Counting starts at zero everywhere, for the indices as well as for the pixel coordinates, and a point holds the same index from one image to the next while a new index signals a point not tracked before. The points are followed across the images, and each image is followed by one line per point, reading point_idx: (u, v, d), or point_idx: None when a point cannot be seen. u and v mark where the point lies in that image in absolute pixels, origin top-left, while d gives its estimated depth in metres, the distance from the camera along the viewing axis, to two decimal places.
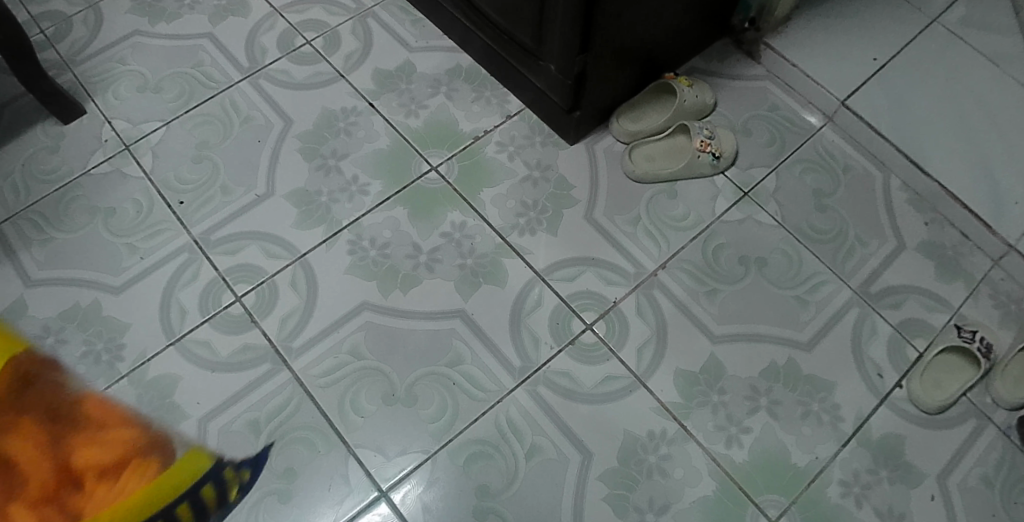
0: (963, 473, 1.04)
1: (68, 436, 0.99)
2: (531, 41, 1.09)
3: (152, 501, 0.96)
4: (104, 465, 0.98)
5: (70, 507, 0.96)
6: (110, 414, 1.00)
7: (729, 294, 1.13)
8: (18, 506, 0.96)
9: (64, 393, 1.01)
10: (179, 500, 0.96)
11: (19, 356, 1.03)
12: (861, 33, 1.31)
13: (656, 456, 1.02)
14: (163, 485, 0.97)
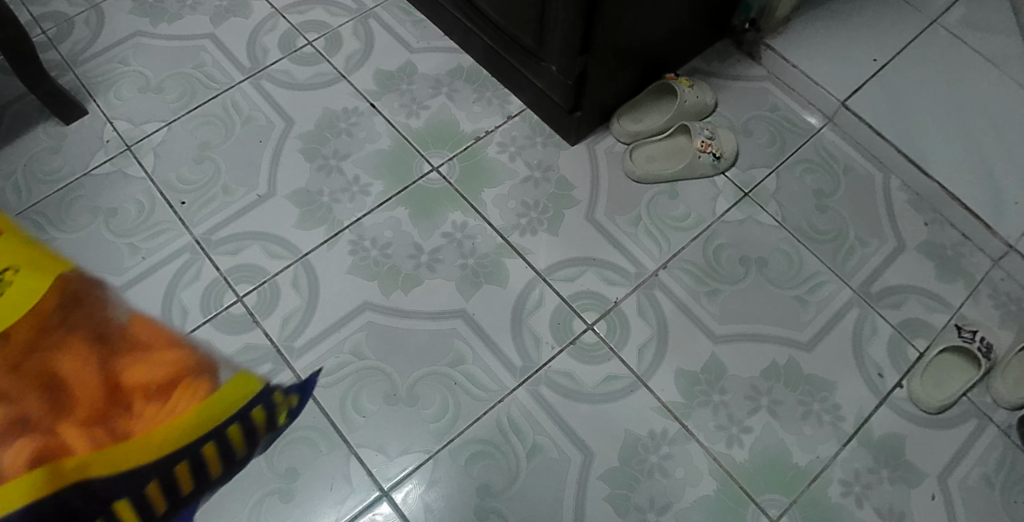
0: (963, 473, 1.04)
1: (111, 358, 0.87)
2: (532, 41, 1.09)
3: (204, 418, 0.90)
4: (154, 386, 0.87)
5: (114, 426, 0.83)
6: (160, 339, 0.95)
7: (730, 294, 1.13)
8: (70, 426, 0.81)
9: (104, 315, 0.93)
10: (236, 419, 0.95)
11: (55, 282, 0.91)
12: (861, 34, 1.31)
13: (657, 456, 1.03)
14: (214, 406, 0.91)
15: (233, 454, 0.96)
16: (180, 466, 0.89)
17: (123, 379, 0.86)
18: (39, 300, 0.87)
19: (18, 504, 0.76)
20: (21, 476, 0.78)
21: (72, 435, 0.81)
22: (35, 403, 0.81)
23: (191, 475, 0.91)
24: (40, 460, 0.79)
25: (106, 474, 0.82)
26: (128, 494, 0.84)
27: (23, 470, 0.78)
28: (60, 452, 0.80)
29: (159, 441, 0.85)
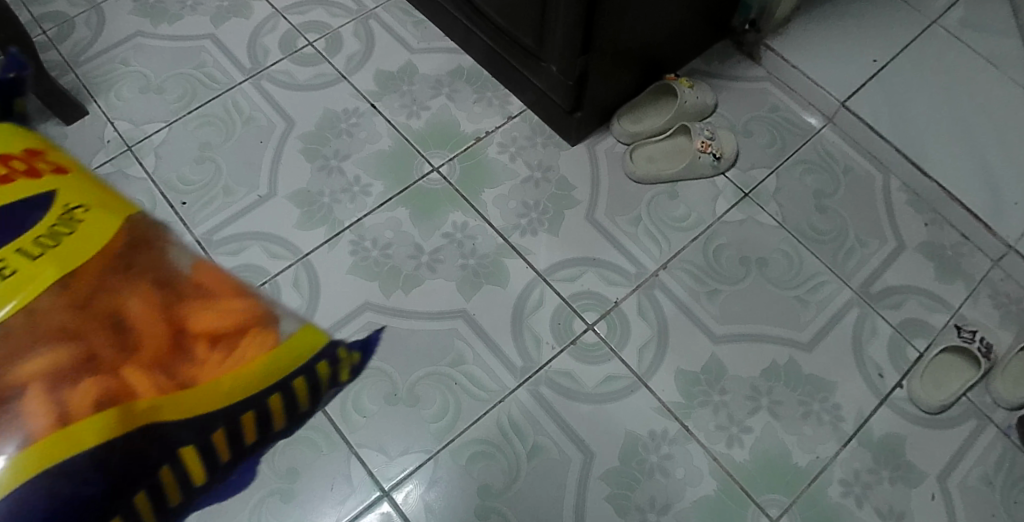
0: (962, 473, 1.04)
1: (179, 302, 0.74)
2: (532, 42, 1.09)
3: (271, 366, 0.75)
4: (221, 334, 0.73)
5: (178, 376, 0.69)
6: (227, 285, 0.79)
7: (730, 295, 1.13)
8: (130, 368, 0.67)
9: (174, 254, 0.79)
10: (299, 372, 0.79)
11: (127, 226, 0.78)
12: (860, 35, 1.31)
13: (657, 455, 1.03)
14: (285, 354, 0.77)
15: (297, 406, 0.82)
16: (246, 417, 0.75)
17: (187, 322, 0.72)
18: (113, 240, 0.75)
19: (91, 445, 0.63)
20: (92, 416, 0.64)
21: (137, 381, 0.67)
22: (104, 341, 0.68)
23: (246, 429, 0.76)
24: (114, 403, 0.65)
25: (178, 419, 0.69)
26: (193, 440, 0.70)
27: (91, 413, 0.64)
28: (124, 396, 0.66)
29: (228, 388, 0.72)
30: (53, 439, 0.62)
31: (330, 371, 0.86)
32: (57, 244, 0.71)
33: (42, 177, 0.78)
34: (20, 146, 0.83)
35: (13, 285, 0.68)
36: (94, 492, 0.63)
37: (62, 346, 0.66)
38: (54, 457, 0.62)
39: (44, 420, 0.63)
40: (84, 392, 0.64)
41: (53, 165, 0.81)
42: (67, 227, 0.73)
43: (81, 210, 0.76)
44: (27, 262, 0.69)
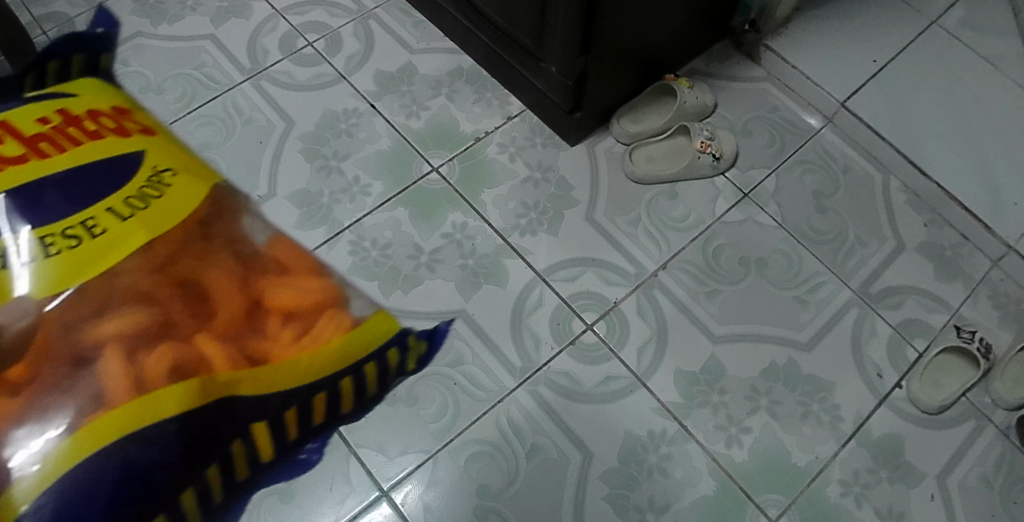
0: (962, 474, 1.04)
1: (253, 278, 0.89)
2: (532, 42, 1.09)
3: (343, 353, 0.92)
4: (298, 313, 0.89)
5: (249, 352, 0.85)
6: (302, 264, 0.95)
7: (729, 295, 1.13)
8: (206, 337, 0.82)
9: (245, 243, 0.92)
10: (369, 358, 0.96)
11: (207, 199, 0.93)
12: (860, 35, 1.31)
13: (656, 456, 1.03)
14: (354, 343, 0.93)
15: (366, 391, 0.99)
16: (318, 397, 0.92)
17: (265, 301, 0.88)
18: (196, 211, 0.90)
19: (172, 415, 0.78)
20: (167, 386, 0.78)
21: (213, 351, 0.82)
22: (180, 307, 0.83)
23: (293, 425, 0.92)
24: (191, 376, 0.79)
25: (255, 395, 0.85)
26: (266, 415, 0.87)
27: (164, 381, 0.78)
28: (203, 365, 0.81)
29: (305, 366, 0.88)
30: (136, 408, 0.76)
31: (398, 356, 1.02)
32: (145, 208, 0.86)
33: (130, 137, 0.93)
34: (106, 105, 0.98)
35: (111, 241, 0.83)
36: (174, 457, 0.78)
37: (144, 311, 0.81)
38: (132, 426, 0.76)
39: (126, 387, 0.77)
40: (164, 360, 0.79)
41: (140, 129, 0.96)
42: (155, 192, 0.88)
43: (167, 173, 0.91)
44: (118, 224, 0.84)
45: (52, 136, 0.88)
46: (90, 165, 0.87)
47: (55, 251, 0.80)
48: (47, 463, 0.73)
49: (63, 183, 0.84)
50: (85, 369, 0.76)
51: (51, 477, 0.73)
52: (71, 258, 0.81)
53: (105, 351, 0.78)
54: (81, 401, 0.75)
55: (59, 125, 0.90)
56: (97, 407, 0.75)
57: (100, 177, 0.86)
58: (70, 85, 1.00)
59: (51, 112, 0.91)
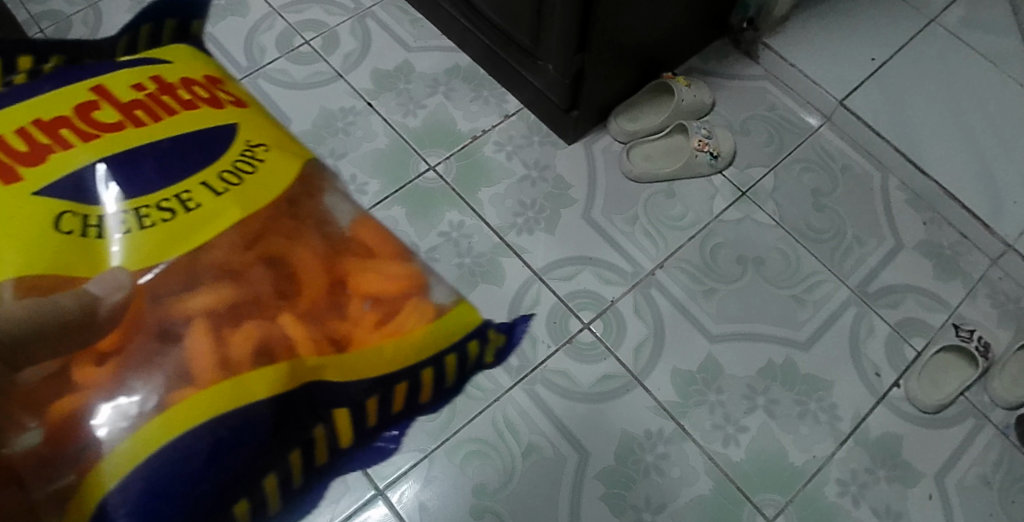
0: (960, 473, 1.04)
1: (339, 258, 0.79)
2: (529, 40, 1.09)
3: (432, 338, 0.82)
4: (379, 299, 0.79)
5: (333, 335, 0.76)
6: (388, 245, 0.84)
7: (726, 294, 1.13)
8: (289, 318, 0.74)
9: (335, 219, 0.83)
10: (451, 347, 0.86)
11: (301, 177, 0.83)
12: (858, 33, 1.31)
13: (653, 455, 1.03)
14: (442, 330, 0.83)
15: (445, 381, 0.90)
16: (402, 386, 0.83)
17: (351, 284, 0.79)
18: (286, 187, 0.81)
19: (259, 398, 0.70)
20: (252, 369, 0.70)
21: (296, 333, 0.74)
22: (275, 283, 0.75)
23: (430, 381, 0.87)
24: (274, 358, 0.72)
25: (341, 380, 0.77)
26: (351, 401, 0.79)
27: (249, 364, 0.70)
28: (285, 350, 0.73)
29: (389, 354, 0.79)
30: (216, 391, 0.69)
31: (474, 349, 0.91)
32: (240, 183, 0.78)
33: (223, 108, 0.83)
34: (201, 73, 0.87)
35: (204, 217, 0.74)
36: (258, 441, 0.71)
37: (222, 288, 0.72)
38: (209, 410, 0.68)
39: (208, 367, 0.69)
40: (246, 340, 0.71)
41: (235, 99, 0.86)
42: (247, 166, 0.79)
43: (262, 148, 0.82)
44: (212, 199, 0.75)
45: (149, 103, 0.79)
46: (181, 139, 0.77)
47: (148, 223, 0.72)
48: (119, 450, 0.66)
49: (158, 155, 0.75)
50: (166, 345, 0.69)
51: (124, 464, 0.65)
52: (158, 233, 0.72)
53: (188, 327, 0.70)
54: (163, 378, 0.68)
55: (154, 92, 0.80)
56: (176, 388, 0.68)
57: (192, 153, 0.77)
58: (159, 50, 0.89)
59: (145, 77, 0.81)
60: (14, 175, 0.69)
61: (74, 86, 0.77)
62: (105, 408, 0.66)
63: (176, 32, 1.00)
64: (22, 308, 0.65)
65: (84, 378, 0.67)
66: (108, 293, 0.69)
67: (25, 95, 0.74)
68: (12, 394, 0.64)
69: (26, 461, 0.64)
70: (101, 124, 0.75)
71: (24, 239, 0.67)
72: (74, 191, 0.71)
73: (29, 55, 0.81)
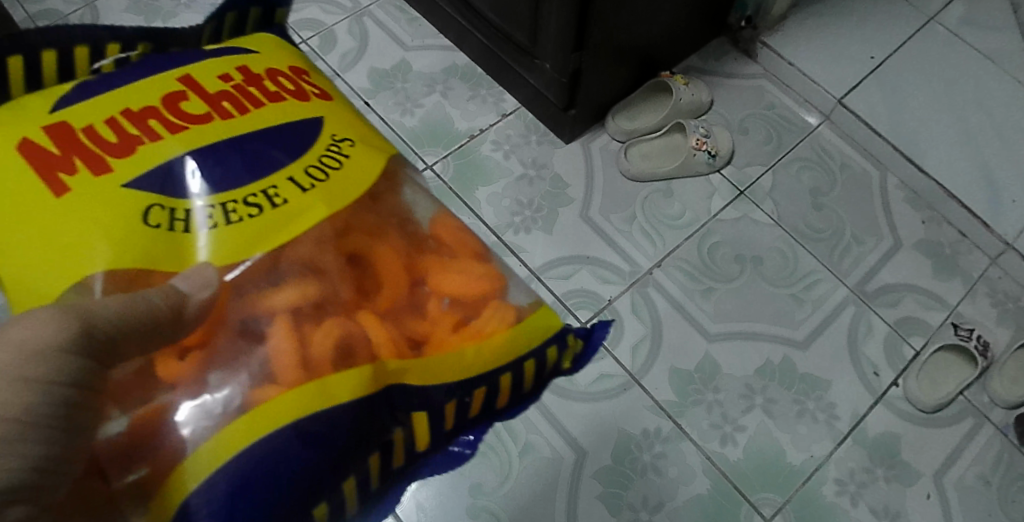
0: (959, 473, 1.04)
1: (421, 256, 0.64)
2: (526, 39, 1.08)
3: (513, 343, 0.62)
4: (468, 304, 0.62)
5: (412, 337, 0.60)
6: (468, 245, 0.67)
7: (724, 293, 1.13)
8: (371, 317, 0.59)
9: (411, 210, 0.67)
10: (528, 354, 0.64)
11: (386, 175, 0.67)
12: (857, 31, 1.30)
13: (650, 454, 1.03)
14: (525, 334, 0.63)
15: (518, 389, 0.65)
16: (476, 391, 0.61)
17: (432, 284, 0.63)
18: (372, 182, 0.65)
19: (343, 402, 0.55)
20: (335, 371, 0.55)
21: (378, 335, 0.58)
22: (353, 278, 0.60)
23: (505, 390, 0.63)
24: (360, 357, 0.56)
25: (421, 386, 0.59)
26: (428, 405, 0.60)
27: (331, 366, 0.55)
28: (367, 353, 0.57)
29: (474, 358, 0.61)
30: (300, 393, 0.54)
31: (555, 357, 0.66)
32: (327, 178, 0.63)
33: (309, 101, 0.68)
34: (287, 63, 0.70)
35: (287, 214, 0.60)
36: (341, 445, 0.54)
37: (304, 283, 0.58)
38: (292, 413, 0.53)
39: (291, 366, 0.54)
40: (331, 338, 0.56)
41: (319, 91, 0.70)
42: (333, 161, 0.64)
43: (347, 143, 0.66)
44: (297, 194, 0.61)
45: (234, 97, 0.64)
46: (257, 138, 0.62)
47: (235, 219, 0.58)
48: (200, 454, 0.52)
49: (250, 147, 0.61)
50: (240, 349, 0.55)
51: (201, 472, 0.51)
52: (244, 229, 0.58)
53: (271, 323, 0.56)
54: (246, 378, 0.54)
55: (241, 83, 0.65)
56: (263, 385, 0.54)
57: (274, 147, 0.62)
58: (243, 39, 0.70)
59: (231, 65, 0.66)
60: (101, 165, 0.57)
61: (159, 76, 0.63)
62: (186, 406, 0.53)
63: (260, 21, 0.73)
64: (116, 302, 0.50)
65: (167, 372, 0.53)
66: (198, 289, 0.54)
67: (116, 85, 0.62)
68: (99, 393, 0.50)
69: (107, 449, 0.51)
70: (187, 117, 0.61)
71: (111, 228, 0.55)
72: (164, 181, 0.58)
73: (85, 46, 0.63)
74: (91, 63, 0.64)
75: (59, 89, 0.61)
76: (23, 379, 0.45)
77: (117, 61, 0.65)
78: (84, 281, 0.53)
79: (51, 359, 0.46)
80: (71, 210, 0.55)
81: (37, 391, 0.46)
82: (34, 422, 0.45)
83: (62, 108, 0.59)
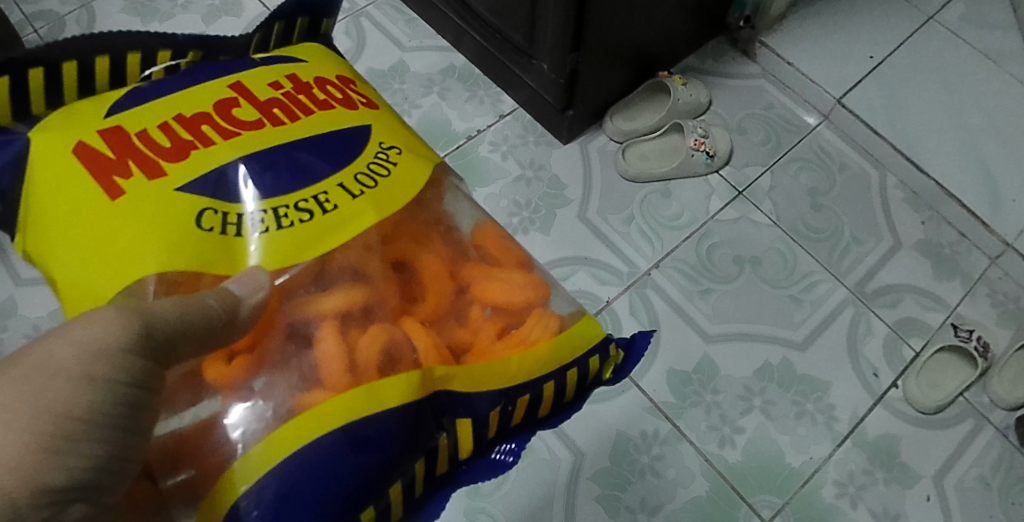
0: (959, 474, 1.03)
1: (465, 264, 0.62)
2: (524, 39, 1.08)
3: (557, 352, 0.60)
4: (512, 312, 0.61)
5: (455, 344, 0.59)
6: (513, 253, 0.65)
7: (722, 294, 1.12)
8: (416, 324, 0.57)
9: (455, 218, 0.65)
10: (572, 362, 0.61)
11: (434, 185, 0.66)
12: (856, 31, 1.30)
13: (649, 456, 1.02)
14: (569, 344, 0.61)
15: (561, 398, 0.62)
16: (520, 399, 0.59)
17: (478, 290, 0.61)
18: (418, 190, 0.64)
19: (392, 407, 0.54)
20: (381, 377, 0.54)
21: (423, 343, 0.57)
22: (398, 286, 0.59)
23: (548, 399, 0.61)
24: (407, 363, 0.55)
25: (467, 394, 0.57)
26: (473, 414, 0.57)
27: (377, 372, 0.54)
28: (412, 360, 0.55)
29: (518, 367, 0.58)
30: (348, 398, 0.53)
31: (598, 367, 0.63)
32: (375, 185, 0.61)
33: (357, 109, 0.66)
34: (335, 71, 0.69)
35: (336, 221, 0.59)
36: (390, 449, 0.53)
37: (352, 289, 0.57)
38: (338, 418, 0.52)
39: (339, 370, 0.54)
40: (377, 344, 0.55)
41: (366, 100, 0.68)
42: (381, 168, 0.62)
43: (395, 151, 0.65)
44: (348, 200, 0.60)
45: (284, 106, 0.63)
46: (304, 146, 0.61)
47: (286, 224, 0.57)
48: (249, 457, 0.51)
49: (297, 155, 0.61)
50: (287, 357, 0.54)
51: (250, 476, 0.51)
52: (294, 234, 0.57)
53: (320, 327, 0.55)
54: (291, 385, 0.53)
55: (290, 91, 0.64)
56: (312, 391, 0.53)
57: (318, 157, 0.61)
58: (291, 48, 0.70)
59: (281, 74, 0.65)
60: (154, 169, 0.57)
61: (210, 82, 0.62)
62: (240, 408, 0.52)
63: (307, 32, 0.72)
64: (174, 304, 0.52)
65: (216, 374, 0.53)
66: (250, 293, 0.53)
67: (167, 91, 0.61)
68: (158, 393, 0.52)
69: (159, 449, 0.53)
70: (239, 123, 0.61)
71: (165, 233, 0.54)
72: (216, 185, 0.57)
73: (138, 54, 0.63)
74: (143, 70, 0.64)
75: (113, 95, 0.61)
76: (88, 378, 0.50)
77: (167, 68, 0.65)
78: (138, 284, 0.53)
79: (114, 359, 0.51)
80: (128, 213, 0.55)
81: (97, 389, 0.50)
82: (93, 418, 0.50)
83: (116, 112, 0.59)
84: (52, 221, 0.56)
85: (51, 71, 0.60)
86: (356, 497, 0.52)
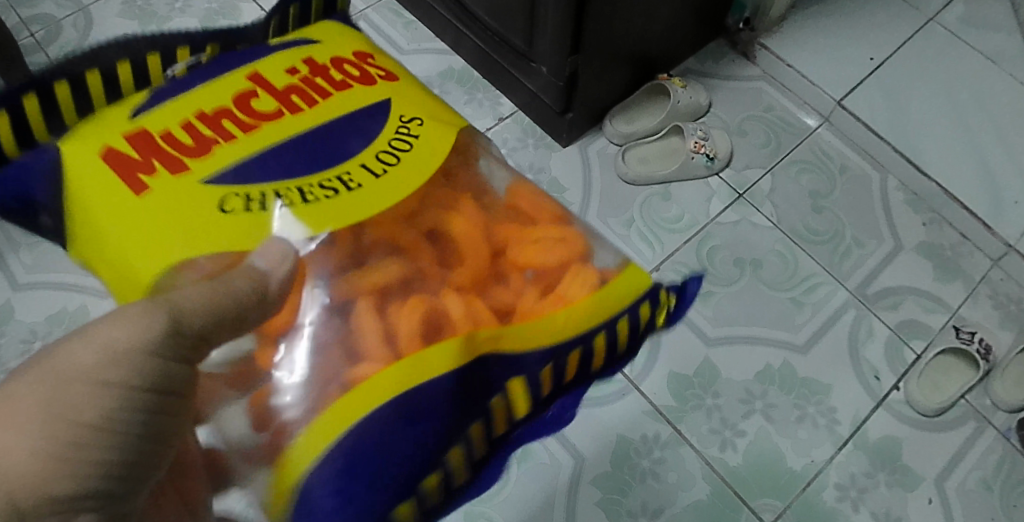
0: (961, 477, 1.03)
1: (499, 230, 0.73)
2: (523, 42, 1.08)
3: (601, 304, 0.71)
4: (544, 273, 0.71)
5: (500, 307, 0.69)
6: (542, 214, 0.75)
7: (723, 297, 1.12)
8: (459, 293, 0.68)
9: (482, 190, 0.76)
10: (620, 314, 0.73)
11: (457, 150, 0.77)
12: (856, 32, 1.29)
13: (649, 460, 1.02)
14: (609, 296, 0.72)
15: (613, 351, 0.75)
16: (571, 353, 0.70)
17: (512, 257, 0.72)
18: (444, 160, 0.75)
19: (444, 373, 0.64)
20: (431, 344, 0.65)
21: (467, 309, 0.67)
22: (438, 258, 0.70)
23: (599, 352, 0.73)
24: (454, 328, 0.66)
25: (517, 352, 0.68)
26: (524, 373, 0.69)
27: (429, 340, 0.65)
28: (458, 324, 0.66)
29: (563, 324, 0.69)
30: (404, 364, 0.64)
31: (645, 314, 0.77)
32: (399, 160, 0.73)
33: (376, 84, 0.78)
34: (351, 50, 0.82)
35: (367, 196, 0.70)
36: (444, 415, 0.64)
37: (398, 264, 0.68)
38: (397, 386, 0.63)
39: (384, 340, 0.65)
40: (423, 315, 0.66)
41: (380, 74, 0.80)
42: (403, 144, 0.74)
43: (417, 122, 0.76)
44: (374, 179, 0.71)
45: (311, 94, 0.75)
46: (339, 123, 0.74)
47: (313, 199, 0.69)
48: (300, 441, 0.62)
49: (337, 133, 0.73)
50: (348, 321, 0.66)
51: (306, 455, 0.61)
52: (327, 209, 0.69)
53: (372, 297, 0.67)
54: (350, 349, 0.65)
55: (306, 75, 0.77)
56: (367, 360, 0.64)
57: (350, 136, 0.73)
58: (308, 27, 0.84)
59: (297, 59, 0.78)
60: (176, 164, 0.69)
61: (230, 76, 0.75)
62: (289, 386, 0.63)
63: (297, 21, 0.86)
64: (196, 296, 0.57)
65: (271, 358, 0.65)
66: (276, 265, 0.62)
67: (189, 89, 0.74)
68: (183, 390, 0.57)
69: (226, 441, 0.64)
70: (257, 113, 0.73)
71: (190, 222, 0.66)
72: (235, 176, 0.69)
73: (156, 54, 0.78)
74: (164, 68, 0.78)
75: (137, 98, 0.74)
76: (104, 383, 0.53)
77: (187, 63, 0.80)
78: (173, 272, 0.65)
79: (133, 362, 0.54)
80: (166, 209, 0.67)
81: (116, 394, 0.53)
82: (110, 426, 0.53)
83: (141, 115, 0.72)
84: (97, 219, 0.68)
85: (76, 83, 0.74)
86: (429, 452, 0.64)
